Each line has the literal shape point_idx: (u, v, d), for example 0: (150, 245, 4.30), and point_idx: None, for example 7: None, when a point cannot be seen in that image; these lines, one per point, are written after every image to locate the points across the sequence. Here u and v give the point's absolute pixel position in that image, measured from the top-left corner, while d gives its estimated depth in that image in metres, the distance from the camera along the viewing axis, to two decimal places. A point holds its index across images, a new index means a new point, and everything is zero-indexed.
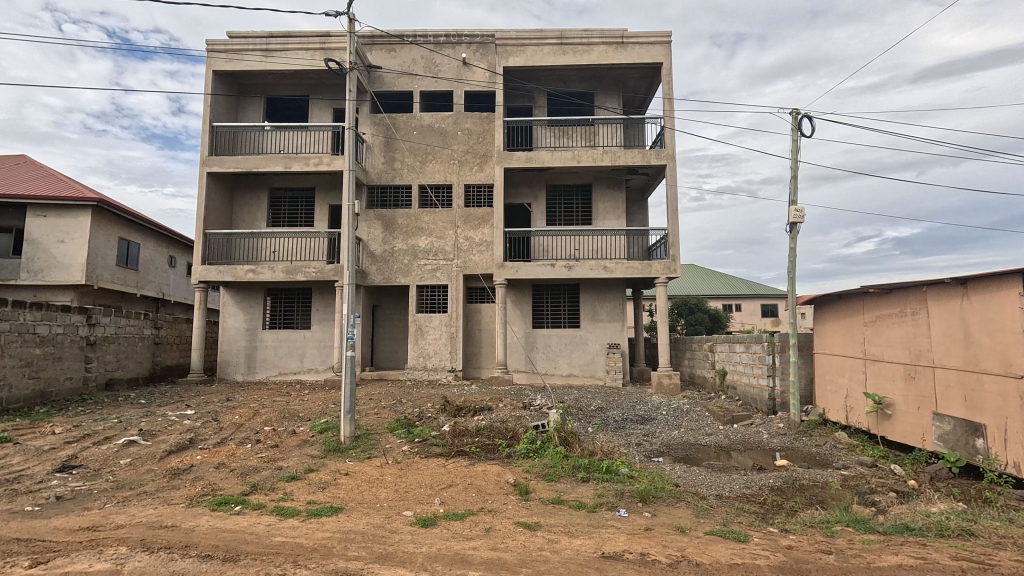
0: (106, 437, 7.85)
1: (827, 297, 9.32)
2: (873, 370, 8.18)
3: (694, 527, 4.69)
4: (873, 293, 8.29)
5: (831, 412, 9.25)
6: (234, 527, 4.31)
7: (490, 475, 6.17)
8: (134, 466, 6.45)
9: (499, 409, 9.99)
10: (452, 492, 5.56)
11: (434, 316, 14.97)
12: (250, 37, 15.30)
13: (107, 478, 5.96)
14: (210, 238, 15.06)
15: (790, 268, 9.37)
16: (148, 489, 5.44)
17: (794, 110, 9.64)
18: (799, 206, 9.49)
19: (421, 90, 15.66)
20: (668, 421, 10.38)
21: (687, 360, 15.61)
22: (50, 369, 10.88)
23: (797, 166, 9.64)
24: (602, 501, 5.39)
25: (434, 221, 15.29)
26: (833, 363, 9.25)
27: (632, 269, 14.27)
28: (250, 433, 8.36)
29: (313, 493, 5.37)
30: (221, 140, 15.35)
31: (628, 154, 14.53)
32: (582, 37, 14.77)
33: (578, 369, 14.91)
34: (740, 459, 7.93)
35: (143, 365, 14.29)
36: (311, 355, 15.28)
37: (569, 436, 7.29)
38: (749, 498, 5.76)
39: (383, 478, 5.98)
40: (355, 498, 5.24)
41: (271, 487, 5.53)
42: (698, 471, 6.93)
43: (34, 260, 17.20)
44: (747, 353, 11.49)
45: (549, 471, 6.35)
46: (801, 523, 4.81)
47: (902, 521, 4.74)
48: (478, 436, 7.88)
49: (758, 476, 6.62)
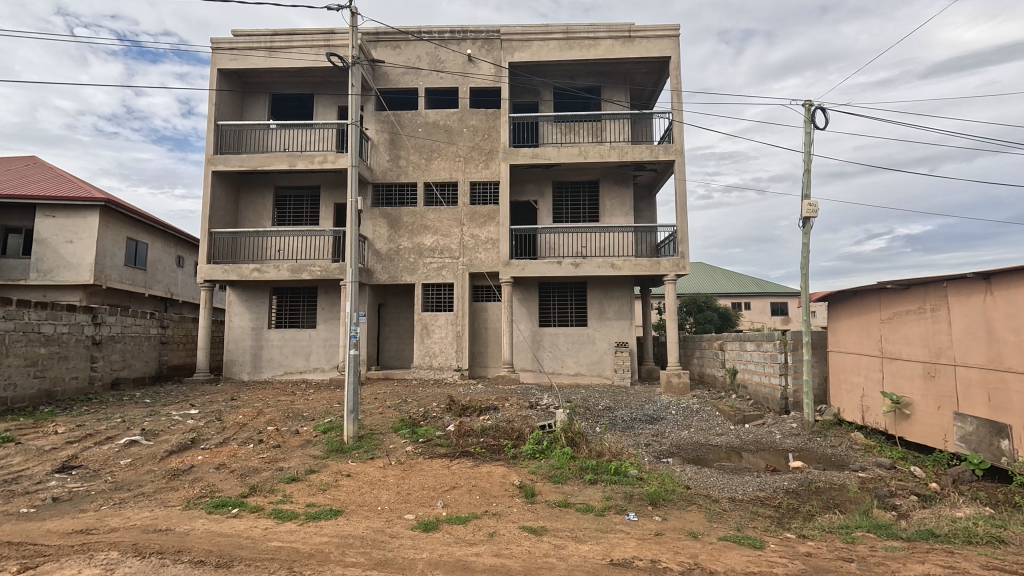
0: (108, 437, 7.76)
1: (842, 293, 9.06)
2: (890, 369, 7.93)
3: (707, 532, 4.50)
4: (890, 289, 8.02)
5: (846, 412, 9.00)
6: (230, 531, 4.18)
7: (494, 476, 6.00)
8: (134, 467, 6.36)
9: (505, 408, 9.82)
10: (455, 494, 5.40)
11: (439, 315, 14.83)
12: (254, 36, 15.25)
13: (106, 479, 5.87)
14: (215, 237, 14.99)
15: (804, 264, 9.12)
16: (146, 491, 5.33)
17: (807, 102, 9.38)
18: (813, 201, 9.23)
19: (426, 87, 15.52)
20: (678, 421, 10.16)
21: (697, 358, 15.35)
22: (55, 368, 10.85)
23: (810, 159, 9.37)
24: (611, 504, 5.21)
25: (439, 219, 15.16)
26: (848, 362, 8.99)
27: (641, 267, 14.02)
28: (253, 433, 8.26)
29: (313, 496, 5.22)
30: (226, 139, 15.33)
31: (636, 149, 14.30)
32: (589, 32, 14.58)
33: (586, 369, 14.71)
34: (754, 461, 7.72)
35: (149, 364, 14.25)
36: (317, 354, 15.19)
37: (576, 436, 7.11)
38: (764, 501, 5.56)
39: (385, 480, 5.83)
40: (355, 501, 5.09)
41: (271, 489, 5.39)
42: (710, 473, 6.73)
43: (43, 260, 17.25)
44: (758, 352, 11.25)
45: (555, 473, 6.16)
46: (819, 528, 4.61)
47: (926, 527, 4.52)
48: (484, 436, 7.70)
49: (772, 479, 6.41)
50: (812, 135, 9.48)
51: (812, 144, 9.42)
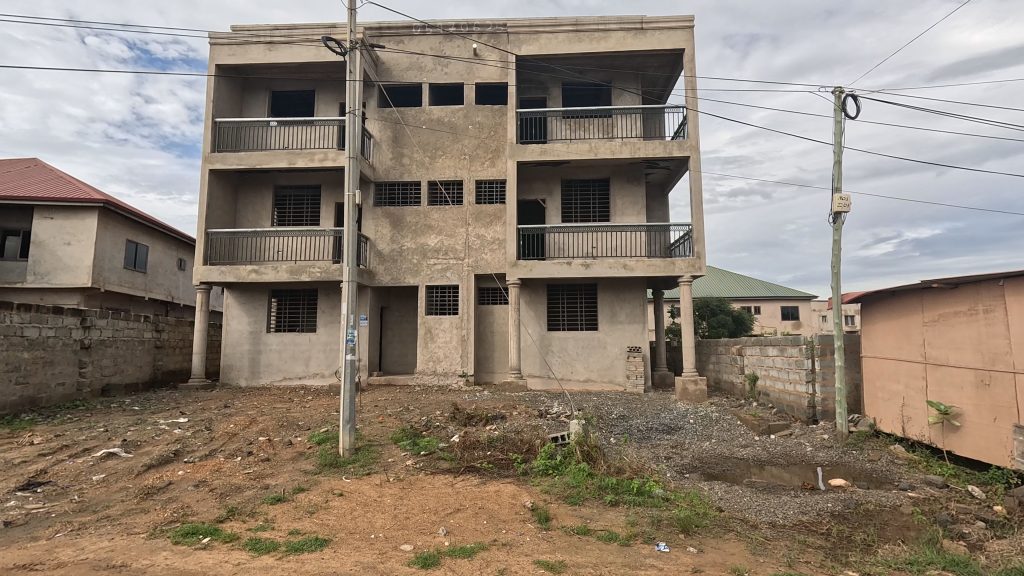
0: (85, 449, 7.17)
1: (878, 293, 8.41)
2: (935, 376, 7.25)
3: (754, 569, 3.86)
4: (935, 288, 7.35)
5: (883, 422, 8.31)
6: (195, 567, 3.57)
7: (503, 497, 5.36)
8: (106, 484, 5.76)
9: (513, 418, 9.19)
10: (460, 519, 4.76)
11: (444, 318, 14.23)
12: (254, 30, 14.79)
13: (72, 498, 5.28)
14: (212, 237, 14.48)
15: (835, 262, 8.45)
16: (111, 514, 4.72)
17: (838, 88, 8.74)
18: (844, 194, 8.58)
19: (431, 83, 15.00)
20: (697, 430, 9.50)
21: (713, 363, 14.67)
22: (40, 374, 10.32)
23: (841, 150, 8.72)
24: (636, 531, 4.56)
25: (444, 218, 14.59)
26: (886, 368, 8.31)
27: (654, 268, 13.38)
28: (243, 444, 7.68)
29: (298, 521, 4.59)
30: (225, 137, 14.88)
31: (648, 145, 13.67)
32: (599, 23, 13.99)
33: (597, 374, 14.03)
34: (784, 477, 7.06)
35: (142, 369, 13.71)
36: (317, 359, 14.63)
37: (593, 450, 6.46)
38: (810, 528, 4.91)
39: (381, 501, 5.20)
40: (345, 527, 4.47)
41: (252, 512, 4.77)
42: (741, 493, 6.05)
43: (41, 263, 16.82)
44: (782, 358, 10.56)
45: (571, 493, 5.51)
46: (884, 565, 3.95)
47: (1015, 566, 3.84)
48: (491, 450, 7.05)
49: (813, 499, 5.73)
50: (842, 124, 8.83)
51: (842, 134, 8.78)
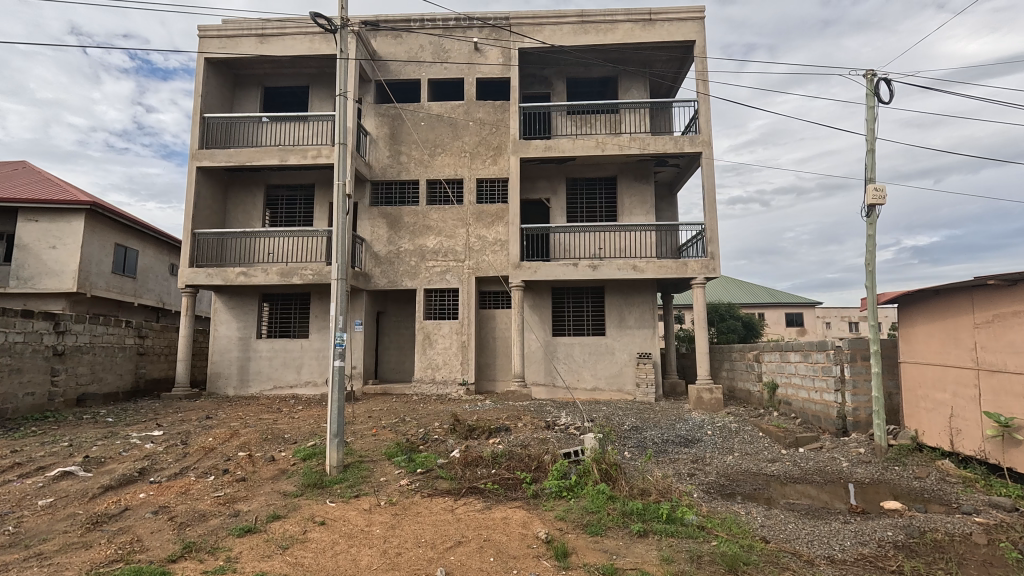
0: (39, 468, 6.37)
1: (919, 293, 7.69)
2: (989, 384, 6.53)
3: None
4: (988, 286, 6.63)
5: (927, 435, 7.57)
6: None
7: (512, 526, 4.58)
8: (50, 512, 4.96)
9: (519, 430, 8.43)
10: (462, 556, 3.98)
11: (443, 323, 13.47)
12: (244, 22, 14.15)
13: (5, 529, 4.49)
14: (200, 238, 13.75)
15: (870, 259, 7.73)
16: (44, 551, 3.94)
17: (871, 71, 8.05)
18: (879, 185, 7.87)
19: (430, 78, 14.41)
20: (717, 443, 8.74)
21: (727, 370, 13.93)
22: (5, 383, 9.52)
23: (874, 138, 8.03)
24: (674, 570, 3.81)
25: (443, 219, 13.87)
26: (928, 375, 7.59)
27: (665, 269, 12.65)
28: (220, 460, 6.90)
29: (266, 560, 3.80)
30: (213, 133, 14.16)
31: (658, 141, 12.99)
32: (606, 14, 13.32)
33: (605, 383, 13.26)
34: (819, 496, 6.29)
35: (123, 377, 12.91)
36: (310, 367, 13.86)
37: (612, 469, 5.70)
38: (877, 565, 4.15)
39: (368, 532, 4.43)
40: (321, 568, 3.70)
41: (212, 549, 3.98)
42: (784, 518, 5.27)
43: (23, 268, 16.03)
44: (806, 364, 9.80)
45: (590, 521, 4.73)
46: None
47: None
48: (495, 467, 6.25)
49: (870, 526, 4.96)
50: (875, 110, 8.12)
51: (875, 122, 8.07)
